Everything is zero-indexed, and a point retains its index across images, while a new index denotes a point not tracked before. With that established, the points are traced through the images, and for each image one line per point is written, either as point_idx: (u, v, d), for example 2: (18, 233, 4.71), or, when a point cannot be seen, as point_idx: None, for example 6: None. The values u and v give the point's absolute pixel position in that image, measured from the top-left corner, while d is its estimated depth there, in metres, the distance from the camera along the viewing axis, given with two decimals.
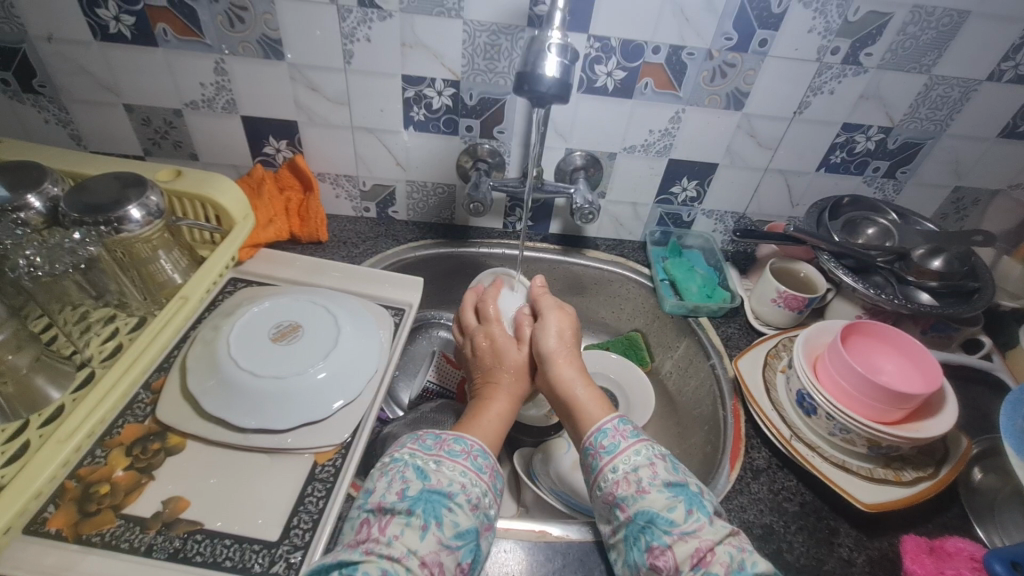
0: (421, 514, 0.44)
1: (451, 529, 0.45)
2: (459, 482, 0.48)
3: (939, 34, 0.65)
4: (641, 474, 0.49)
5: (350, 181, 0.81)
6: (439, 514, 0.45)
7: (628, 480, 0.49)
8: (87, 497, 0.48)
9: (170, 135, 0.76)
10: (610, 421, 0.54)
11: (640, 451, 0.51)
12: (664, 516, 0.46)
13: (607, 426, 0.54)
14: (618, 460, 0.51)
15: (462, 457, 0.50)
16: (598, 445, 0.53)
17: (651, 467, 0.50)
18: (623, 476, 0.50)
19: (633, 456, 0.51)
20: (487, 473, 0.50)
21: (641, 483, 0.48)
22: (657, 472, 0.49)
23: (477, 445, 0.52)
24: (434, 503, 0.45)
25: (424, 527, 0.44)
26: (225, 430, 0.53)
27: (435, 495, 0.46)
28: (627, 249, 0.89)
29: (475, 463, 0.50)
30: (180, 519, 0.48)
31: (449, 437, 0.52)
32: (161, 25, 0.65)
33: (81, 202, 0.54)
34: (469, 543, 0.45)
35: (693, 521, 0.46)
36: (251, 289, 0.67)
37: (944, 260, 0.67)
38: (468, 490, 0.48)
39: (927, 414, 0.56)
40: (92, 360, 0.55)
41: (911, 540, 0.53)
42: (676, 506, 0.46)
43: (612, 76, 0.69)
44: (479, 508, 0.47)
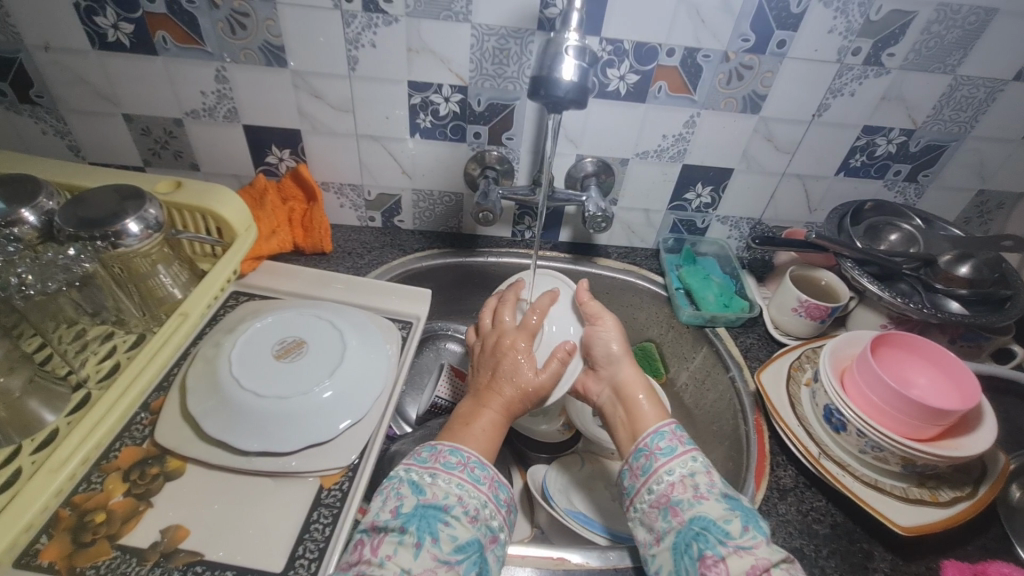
0: (414, 531, 0.43)
1: (449, 544, 0.43)
2: (455, 495, 0.46)
3: (965, 33, 0.63)
4: (698, 480, 0.47)
5: (354, 190, 0.79)
6: (434, 530, 0.43)
7: (685, 484, 0.47)
8: (81, 526, 0.45)
9: (170, 145, 0.74)
10: (668, 424, 0.52)
11: (698, 457, 0.49)
12: (720, 525, 0.43)
13: (664, 428, 0.52)
14: (675, 463, 0.48)
15: (458, 470, 0.48)
16: (652, 446, 0.50)
17: (709, 475, 0.47)
18: (679, 479, 0.47)
19: (691, 462, 0.48)
20: (487, 484, 0.48)
21: (698, 489, 0.46)
22: (715, 480, 0.47)
23: (473, 456, 0.49)
24: (429, 518, 0.44)
25: (417, 545, 0.42)
26: (227, 454, 0.51)
27: (429, 511, 0.45)
28: (639, 257, 0.87)
29: (472, 475, 0.48)
30: (180, 549, 0.45)
31: (444, 449, 0.50)
32: (160, 33, 0.63)
33: (77, 216, 0.52)
34: (472, 556, 0.43)
35: (750, 537, 0.42)
36: (254, 303, 0.65)
37: (971, 266, 0.67)
38: (465, 502, 0.46)
39: (963, 431, 0.53)
40: (88, 381, 0.52)
41: (952, 566, 0.50)
42: (733, 518, 0.43)
43: (625, 79, 0.67)
44: (479, 520, 0.46)
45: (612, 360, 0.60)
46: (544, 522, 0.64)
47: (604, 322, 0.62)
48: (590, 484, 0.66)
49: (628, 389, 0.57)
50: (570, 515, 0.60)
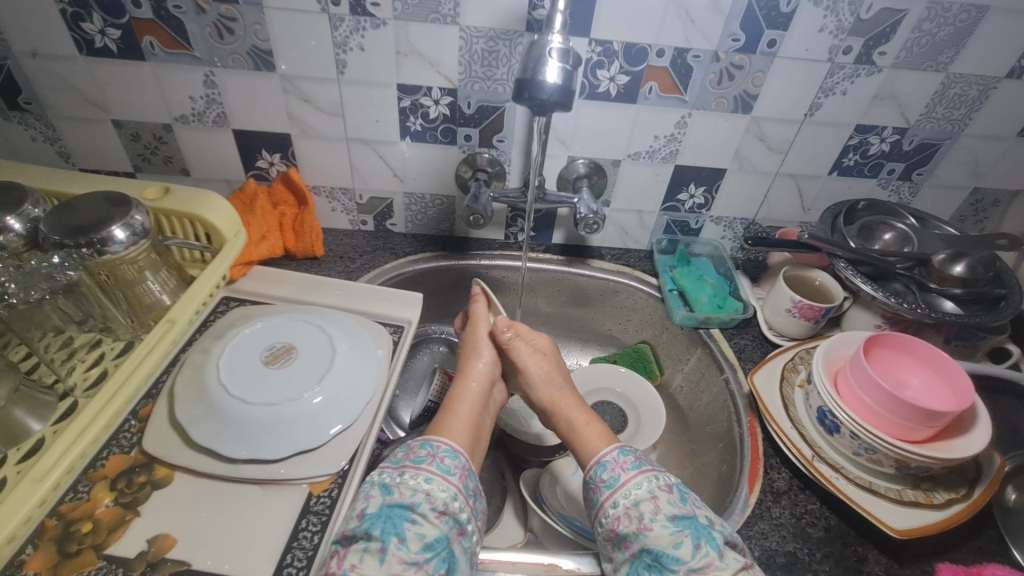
0: (379, 536, 0.45)
1: (416, 542, 0.45)
2: (423, 491, 0.48)
3: (957, 30, 0.63)
4: (642, 509, 0.47)
5: (346, 194, 0.79)
6: (400, 531, 0.45)
7: (629, 515, 0.48)
8: (67, 536, 0.45)
9: (160, 150, 0.74)
10: (611, 453, 0.52)
11: (641, 483, 0.49)
12: (671, 552, 0.45)
13: (606, 458, 0.52)
14: (619, 495, 0.49)
15: (427, 463, 0.50)
16: (597, 479, 0.51)
17: (654, 500, 0.48)
18: (624, 511, 0.48)
19: (634, 490, 0.49)
20: (457, 475, 0.50)
21: (642, 519, 0.47)
22: (660, 506, 0.47)
23: (444, 445, 0.52)
24: (394, 519, 0.46)
25: (382, 550, 0.44)
26: (215, 462, 0.50)
27: (394, 511, 0.46)
28: (633, 259, 0.86)
29: (441, 467, 0.50)
30: (166, 559, 0.45)
31: (416, 445, 0.52)
32: (148, 38, 0.63)
33: (62, 224, 0.52)
34: (440, 553, 0.45)
35: (701, 556, 0.44)
36: (244, 308, 0.64)
37: (966, 265, 0.65)
38: (432, 497, 0.48)
39: (957, 433, 0.53)
40: (75, 389, 0.52)
41: (947, 569, 0.50)
42: (682, 542, 0.45)
43: (615, 80, 0.66)
44: (448, 513, 0.47)
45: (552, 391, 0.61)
46: (538, 527, 0.64)
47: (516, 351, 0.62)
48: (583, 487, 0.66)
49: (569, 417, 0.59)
50: (562, 520, 0.59)
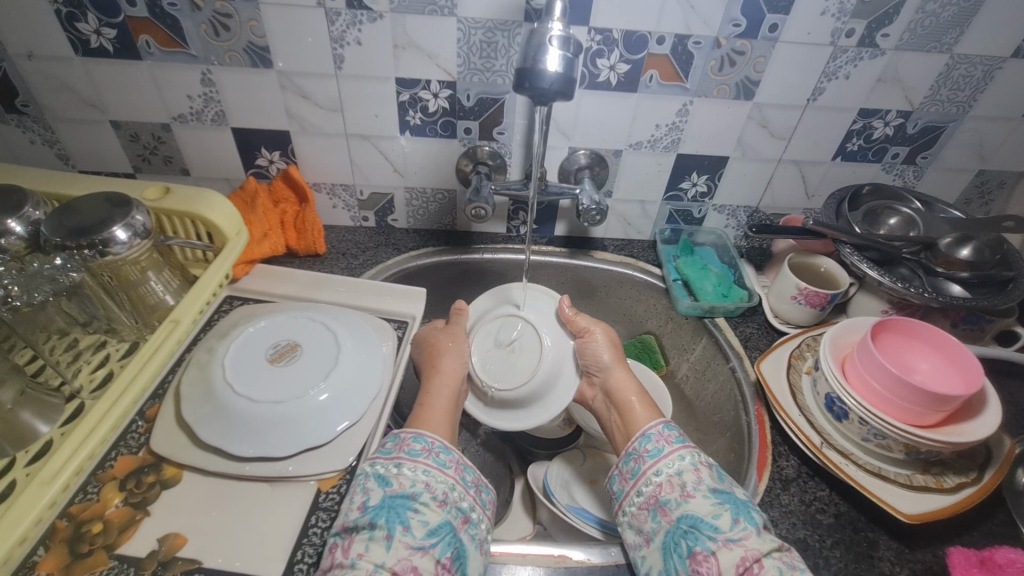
0: (384, 524, 0.43)
1: (422, 529, 0.44)
2: (422, 481, 0.47)
3: (960, 10, 0.62)
4: (685, 478, 0.48)
5: (346, 190, 0.79)
6: (404, 519, 0.44)
7: (672, 483, 0.48)
8: (79, 537, 0.45)
9: (160, 150, 0.73)
10: (656, 426, 0.53)
11: (685, 455, 0.50)
12: (709, 521, 0.44)
13: (651, 430, 0.53)
14: (661, 464, 0.50)
15: (423, 456, 0.49)
16: (640, 449, 0.52)
17: (696, 472, 0.48)
18: (666, 479, 0.49)
19: (678, 461, 0.50)
20: (453, 467, 0.50)
21: (685, 488, 0.47)
22: (702, 477, 0.48)
23: (437, 440, 0.51)
24: (398, 509, 0.44)
25: (389, 537, 0.43)
26: (223, 460, 0.50)
27: (398, 501, 0.45)
28: (636, 249, 0.86)
29: (438, 459, 0.49)
30: (177, 557, 0.45)
31: (408, 437, 0.51)
32: (144, 37, 0.62)
33: (64, 225, 0.52)
34: (445, 538, 0.44)
35: (739, 530, 0.43)
36: (248, 307, 0.64)
37: (972, 249, 0.63)
38: (432, 488, 0.47)
39: (967, 417, 0.52)
40: (82, 391, 0.52)
41: (959, 553, 0.50)
42: (722, 513, 0.44)
43: (615, 69, 0.66)
44: (449, 502, 0.47)
45: (608, 365, 0.60)
46: (546, 518, 0.64)
47: (592, 334, 0.61)
48: (593, 479, 0.65)
49: (623, 394, 0.58)
50: (571, 510, 0.59)
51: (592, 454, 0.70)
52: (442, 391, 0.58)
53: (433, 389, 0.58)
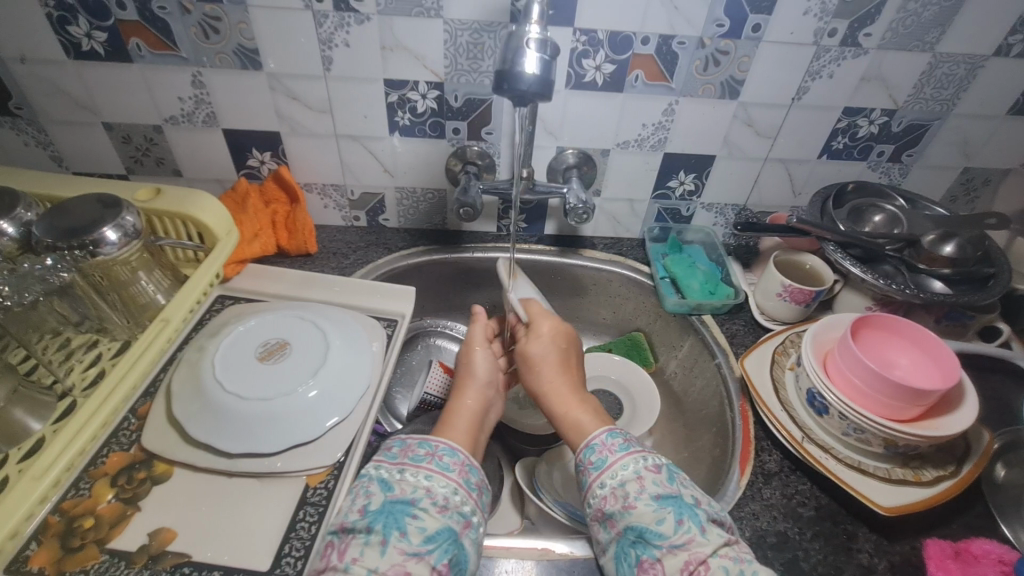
0: (380, 529, 0.44)
1: (418, 535, 0.44)
2: (424, 487, 0.47)
3: (941, 10, 0.62)
4: (628, 488, 0.47)
5: (337, 190, 0.79)
6: (401, 525, 0.44)
7: (616, 495, 0.47)
8: (70, 532, 0.46)
9: (152, 152, 0.74)
10: (600, 436, 0.52)
11: (627, 464, 0.49)
12: (653, 529, 0.44)
13: (594, 441, 0.52)
14: (605, 476, 0.49)
15: (426, 461, 0.49)
16: (586, 461, 0.51)
17: (639, 481, 0.48)
18: (611, 490, 0.48)
19: (621, 470, 0.49)
20: (457, 471, 0.50)
21: (627, 498, 0.47)
22: (645, 486, 0.47)
23: (442, 444, 0.51)
24: (396, 514, 0.45)
25: (384, 542, 0.43)
26: (212, 456, 0.51)
27: (397, 507, 0.45)
28: (625, 247, 0.87)
29: (441, 464, 0.49)
30: (167, 551, 0.46)
31: (414, 443, 0.51)
32: (134, 40, 0.63)
33: (55, 226, 0.52)
34: (443, 544, 0.44)
35: (683, 532, 0.44)
36: (239, 306, 0.65)
37: (956, 245, 0.65)
38: (433, 493, 0.47)
39: (945, 411, 0.53)
40: (74, 389, 0.53)
41: (935, 545, 0.51)
42: (665, 518, 0.45)
43: (601, 69, 0.66)
44: (450, 508, 0.47)
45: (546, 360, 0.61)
46: (533, 513, 0.65)
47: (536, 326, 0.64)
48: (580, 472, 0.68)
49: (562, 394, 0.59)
50: (556, 505, 0.61)
51: None
52: (467, 406, 0.58)
53: (461, 402, 0.58)
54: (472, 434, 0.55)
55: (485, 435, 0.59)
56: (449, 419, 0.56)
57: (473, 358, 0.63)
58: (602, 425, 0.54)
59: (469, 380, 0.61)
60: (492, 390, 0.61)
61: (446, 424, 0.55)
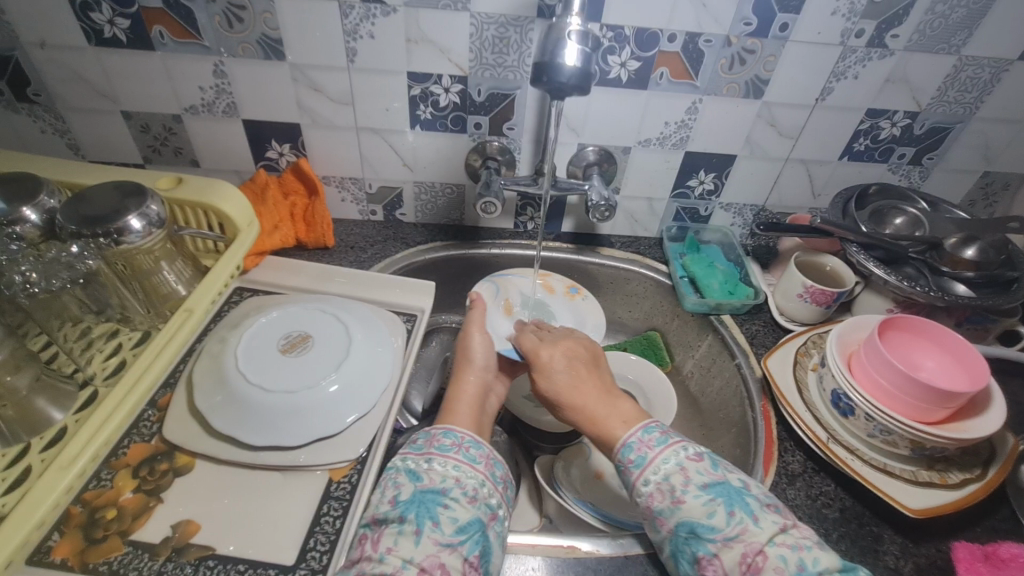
0: (413, 519, 0.44)
1: (450, 525, 0.44)
2: (452, 477, 0.47)
3: (970, 12, 0.62)
4: (673, 481, 0.47)
5: (355, 183, 0.79)
6: (433, 514, 0.44)
7: (662, 490, 0.47)
8: (93, 523, 0.45)
9: (170, 141, 0.74)
10: (635, 434, 0.52)
11: (668, 457, 0.49)
12: (705, 523, 0.44)
13: (632, 439, 0.52)
14: (648, 472, 0.48)
15: (453, 451, 0.49)
16: (625, 461, 0.51)
17: (683, 472, 0.47)
18: (656, 487, 0.47)
19: (663, 465, 0.48)
20: (483, 463, 0.49)
21: (674, 492, 0.46)
22: (690, 477, 0.47)
23: (467, 436, 0.51)
24: (427, 504, 0.45)
25: (418, 532, 0.43)
26: (236, 449, 0.51)
27: (427, 497, 0.45)
28: (642, 246, 0.86)
29: (468, 455, 0.49)
30: (191, 544, 0.45)
31: (438, 433, 0.51)
32: (157, 28, 0.63)
33: (78, 213, 0.52)
34: (474, 535, 0.44)
35: (736, 524, 0.43)
36: (258, 298, 0.64)
37: (978, 249, 0.64)
38: (462, 483, 0.47)
39: (971, 414, 0.53)
40: (95, 378, 0.53)
41: (963, 547, 0.51)
42: (716, 511, 0.44)
43: (626, 66, 0.66)
44: (478, 499, 0.46)
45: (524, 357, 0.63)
46: (553, 511, 0.64)
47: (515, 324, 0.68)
48: (598, 472, 0.68)
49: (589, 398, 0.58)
50: (577, 503, 0.61)
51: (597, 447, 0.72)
52: (469, 391, 0.58)
53: (461, 385, 0.59)
54: (478, 416, 0.56)
55: (487, 417, 0.59)
56: (454, 405, 0.56)
57: (471, 341, 0.63)
58: (635, 423, 0.53)
59: (467, 366, 0.61)
60: (493, 374, 0.62)
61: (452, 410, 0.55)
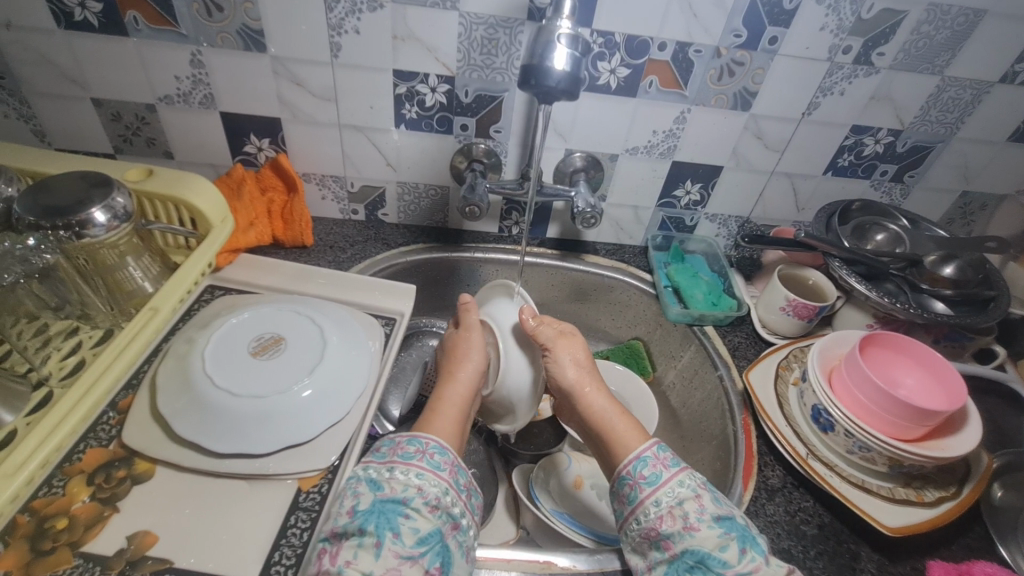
0: (373, 531, 0.42)
1: (411, 537, 0.42)
2: (415, 486, 0.45)
3: (954, 33, 0.63)
4: (686, 507, 0.46)
5: (337, 182, 0.77)
6: (394, 526, 0.42)
7: (673, 514, 0.45)
8: (41, 534, 0.43)
9: (142, 132, 0.71)
10: (650, 449, 0.50)
11: (684, 481, 0.47)
12: (716, 556, 0.43)
13: (646, 454, 0.50)
14: (660, 492, 0.47)
15: (416, 459, 0.47)
16: (637, 475, 0.49)
17: (697, 499, 0.46)
18: (667, 509, 0.46)
19: (677, 487, 0.47)
20: (447, 470, 0.48)
21: (688, 519, 0.45)
22: (704, 505, 0.46)
23: (432, 441, 0.49)
24: (389, 514, 0.43)
25: (378, 544, 0.41)
26: (198, 455, 0.48)
27: (388, 506, 0.43)
28: (627, 254, 0.86)
29: (432, 462, 0.47)
30: (147, 557, 0.43)
31: (403, 440, 0.49)
32: (131, 13, 0.60)
33: (40, 204, 0.49)
34: (434, 547, 0.43)
35: (747, 561, 0.43)
36: (230, 297, 0.62)
37: (956, 267, 0.67)
38: (425, 493, 0.45)
39: (947, 432, 0.53)
40: (50, 379, 0.50)
41: (938, 567, 0.51)
42: (729, 545, 0.43)
43: (616, 73, 0.65)
44: (441, 508, 0.45)
45: (571, 381, 0.57)
46: (530, 523, 0.63)
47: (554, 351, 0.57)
48: (578, 481, 0.66)
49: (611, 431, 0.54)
50: (556, 516, 0.59)
51: (576, 457, 0.68)
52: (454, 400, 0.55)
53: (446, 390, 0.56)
54: (460, 424, 0.54)
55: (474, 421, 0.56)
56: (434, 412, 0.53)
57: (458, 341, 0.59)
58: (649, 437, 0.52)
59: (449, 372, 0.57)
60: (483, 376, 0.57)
61: (426, 421, 0.52)
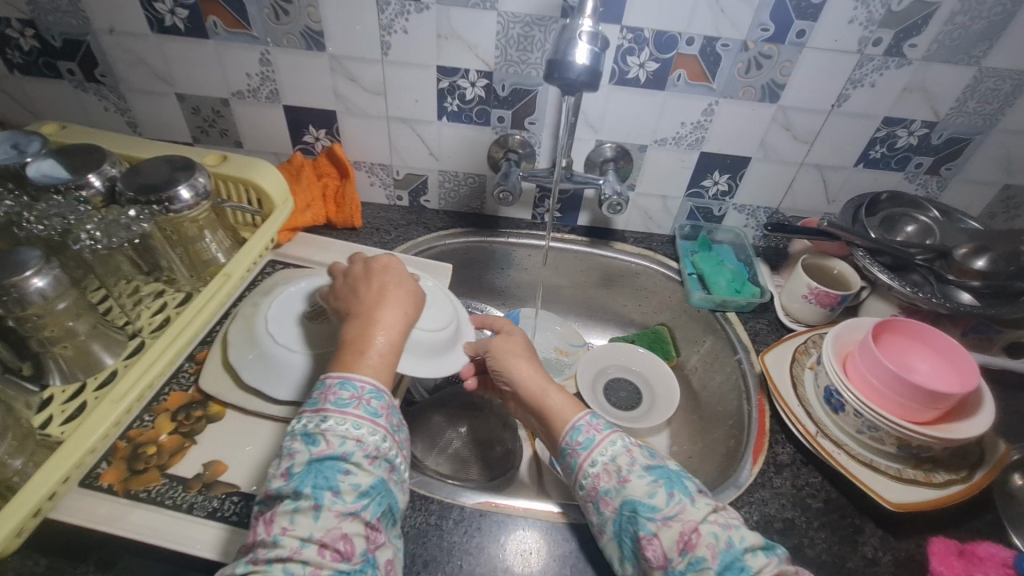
0: (310, 493, 0.41)
1: (351, 492, 0.42)
2: (353, 438, 0.43)
3: (991, 24, 0.63)
4: (619, 462, 0.48)
5: (384, 169, 0.84)
6: (333, 484, 0.41)
7: (608, 471, 0.48)
8: (136, 456, 0.51)
9: (217, 123, 0.80)
10: (583, 417, 0.52)
11: (615, 440, 0.50)
12: (647, 503, 0.45)
13: (581, 422, 0.52)
14: (595, 453, 0.49)
15: (352, 407, 0.44)
16: (574, 442, 0.51)
17: (629, 454, 0.49)
18: (603, 467, 0.48)
19: (610, 446, 0.50)
20: (384, 417, 0.46)
21: (621, 473, 0.47)
22: (635, 458, 0.48)
23: (368, 386, 0.46)
24: (325, 472, 0.42)
25: (316, 506, 0.40)
26: (261, 402, 0.56)
27: (325, 464, 0.42)
28: (654, 243, 0.89)
29: (369, 410, 0.45)
30: (219, 480, 0.51)
31: (335, 383, 0.46)
32: (212, 18, 0.68)
33: (137, 181, 0.58)
34: (376, 498, 0.42)
35: (675, 504, 0.44)
36: (288, 270, 0.70)
37: (988, 260, 0.65)
38: (363, 444, 0.43)
39: (960, 416, 0.54)
40: (143, 331, 0.59)
41: (940, 542, 0.53)
42: (657, 492, 0.45)
43: (645, 67, 0.69)
44: (378, 457, 0.44)
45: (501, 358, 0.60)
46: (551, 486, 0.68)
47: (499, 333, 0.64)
48: None
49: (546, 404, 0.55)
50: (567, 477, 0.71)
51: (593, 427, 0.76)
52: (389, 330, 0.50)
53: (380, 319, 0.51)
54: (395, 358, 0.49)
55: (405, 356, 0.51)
56: (365, 348, 0.48)
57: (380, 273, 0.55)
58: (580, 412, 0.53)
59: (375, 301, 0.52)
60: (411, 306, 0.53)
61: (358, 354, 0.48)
